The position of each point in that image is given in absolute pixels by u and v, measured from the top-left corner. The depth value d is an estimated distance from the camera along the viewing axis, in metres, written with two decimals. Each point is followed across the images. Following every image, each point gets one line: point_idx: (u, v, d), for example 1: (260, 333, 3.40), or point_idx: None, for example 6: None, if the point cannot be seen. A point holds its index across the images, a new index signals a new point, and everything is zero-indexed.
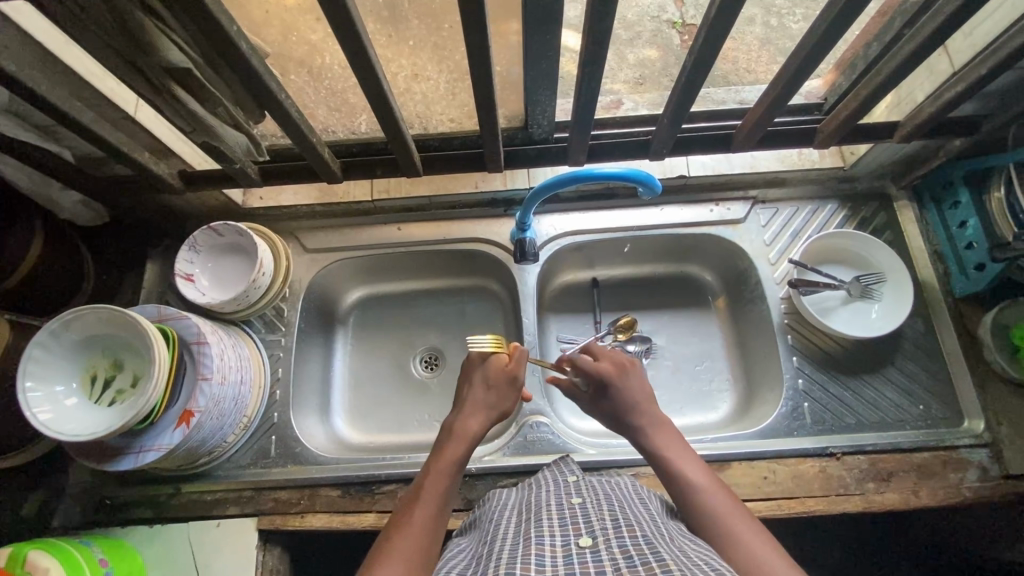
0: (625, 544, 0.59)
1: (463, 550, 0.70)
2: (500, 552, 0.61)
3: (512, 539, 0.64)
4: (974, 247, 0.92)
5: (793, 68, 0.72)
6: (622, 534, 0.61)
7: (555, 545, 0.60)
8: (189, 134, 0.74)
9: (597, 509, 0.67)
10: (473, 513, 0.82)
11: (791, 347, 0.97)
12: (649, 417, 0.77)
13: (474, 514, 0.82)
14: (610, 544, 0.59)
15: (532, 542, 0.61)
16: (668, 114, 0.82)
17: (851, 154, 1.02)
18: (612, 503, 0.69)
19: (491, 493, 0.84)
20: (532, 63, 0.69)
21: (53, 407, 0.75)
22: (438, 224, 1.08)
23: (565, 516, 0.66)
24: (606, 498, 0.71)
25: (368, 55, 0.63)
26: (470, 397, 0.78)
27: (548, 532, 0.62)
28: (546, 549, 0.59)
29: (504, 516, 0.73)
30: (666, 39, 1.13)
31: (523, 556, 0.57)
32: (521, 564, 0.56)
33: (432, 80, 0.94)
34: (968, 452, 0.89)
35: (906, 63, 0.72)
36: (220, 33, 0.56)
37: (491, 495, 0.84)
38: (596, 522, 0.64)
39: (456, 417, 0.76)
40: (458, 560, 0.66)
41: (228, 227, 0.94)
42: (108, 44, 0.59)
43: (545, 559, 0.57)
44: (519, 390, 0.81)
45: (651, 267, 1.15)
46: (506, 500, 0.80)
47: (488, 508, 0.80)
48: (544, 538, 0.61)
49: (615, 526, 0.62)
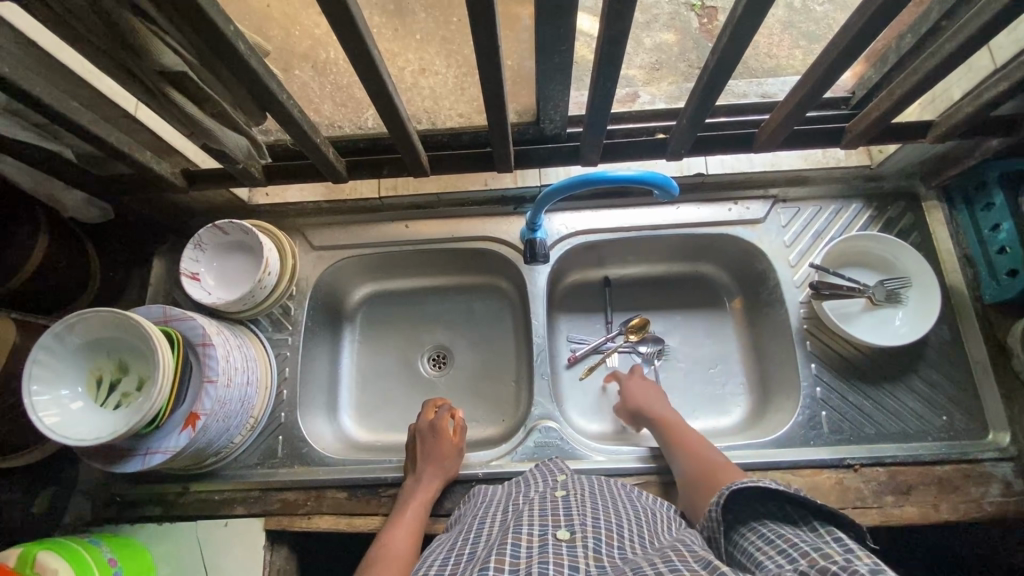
0: (602, 548, 0.58)
1: (442, 545, 0.69)
2: (480, 550, 0.60)
3: (494, 534, 0.64)
4: (1006, 252, 0.88)
5: (825, 66, 0.68)
6: (600, 534, 0.60)
7: (532, 535, 0.60)
8: (190, 135, 0.72)
9: (580, 505, 0.67)
10: (457, 511, 0.83)
11: (810, 354, 0.94)
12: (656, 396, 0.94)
13: (459, 511, 0.83)
14: (587, 542, 0.58)
15: (509, 532, 0.61)
16: (686, 111, 0.78)
17: (879, 153, 0.98)
18: (595, 500, 0.69)
19: (476, 489, 0.85)
20: (544, 56, 0.66)
21: (59, 411, 0.74)
22: (447, 221, 1.06)
23: (546, 507, 0.66)
24: (591, 495, 0.71)
25: (371, 54, 0.60)
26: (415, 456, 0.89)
27: (527, 523, 0.62)
28: (522, 539, 0.59)
29: (488, 510, 0.73)
30: (684, 22, 1.07)
31: (498, 548, 0.57)
32: (495, 556, 0.56)
33: (441, 75, 0.92)
34: (992, 465, 0.86)
35: (947, 61, 0.67)
36: (216, 36, 0.53)
37: (474, 492, 0.85)
38: (576, 517, 0.63)
39: (411, 483, 0.87)
40: (436, 556, 0.64)
41: (233, 226, 0.92)
42: (100, 47, 0.56)
43: (520, 551, 0.57)
44: (462, 453, 0.91)
45: (665, 266, 1.11)
46: (491, 496, 0.80)
47: (474, 504, 0.80)
48: (522, 528, 0.61)
49: (595, 524, 0.62)
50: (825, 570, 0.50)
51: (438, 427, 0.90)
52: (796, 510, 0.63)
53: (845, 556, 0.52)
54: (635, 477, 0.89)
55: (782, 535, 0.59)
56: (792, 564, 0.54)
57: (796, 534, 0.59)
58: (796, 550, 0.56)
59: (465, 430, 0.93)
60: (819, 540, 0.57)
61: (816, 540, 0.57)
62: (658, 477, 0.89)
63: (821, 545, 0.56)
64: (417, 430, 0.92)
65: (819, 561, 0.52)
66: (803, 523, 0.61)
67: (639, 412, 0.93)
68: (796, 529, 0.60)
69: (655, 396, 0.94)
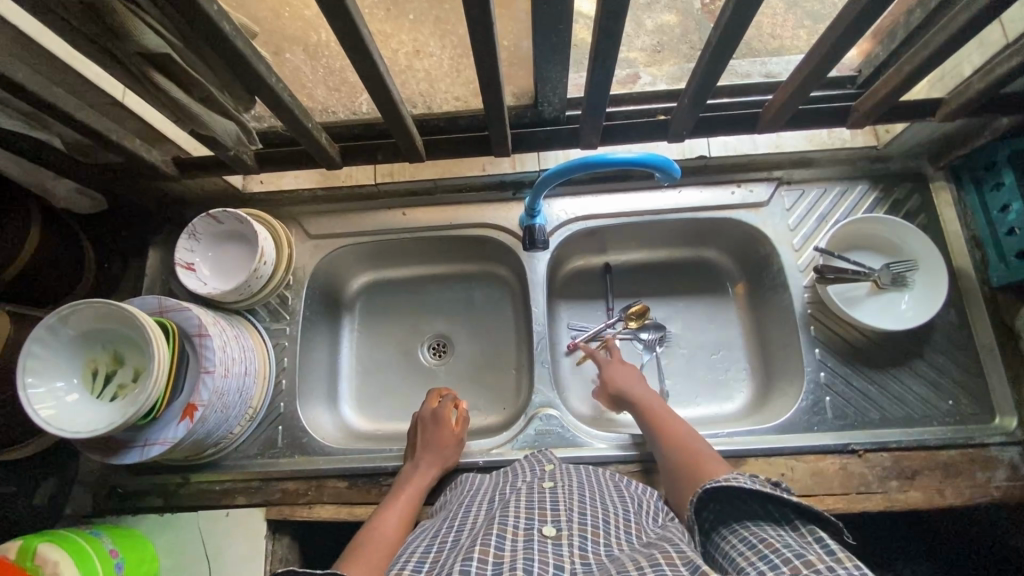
0: (588, 545, 0.58)
1: (426, 532, 0.68)
2: (466, 539, 0.60)
3: (479, 524, 0.63)
4: (1015, 234, 0.86)
5: (831, 42, 0.65)
6: (586, 533, 0.60)
7: (518, 528, 0.59)
8: (177, 121, 0.71)
9: (567, 497, 0.67)
10: (443, 497, 0.84)
11: (814, 339, 0.93)
12: (635, 376, 0.93)
13: (446, 498, 0.83)
14: (573, 540, 0.59)
15: (495, 523, 0.60)
16: (689, 89, 0.76)
17: (886, 133, 0.95)
18: (583, 492, 0.69)
19: (462, 477, 0.85)
20: (540, 35, 0.64)
21: (55, 403, 0.74)
22: (445, 208, 1.04)
23: (534, 498, 0.66)
24: (579, 486, 0.71)
25: (360, 34, 0.58)
26: (413, 445, 0.89)
27: (513, 514, 0.62)
28: (508, 532, 0.58)
29: (474, 500, 0.73)
30: (687, 2, 0.96)
31: (482, 538, 0.57)
32: (479, 547, 0.56)
33: (434, 58, 0.86)
34: (998, 450, 0.85)
35: (959, 34, 0.65)
36: (199, 15, 0.52)
37: (462, 479, 0.85)
38: (564, 511, 0.63)
39: (407, 470, 0.86)
40: (419, 545, 0.63)
41: (228, 214, 0.90)
42: (79, 30, 0.55)
43: (505, 543, 0.56)
44: (461, 446, 0.90)
45: (666, 252, 1.10)
46: (479, 485, 0.79)
47: (461, 491, 0.80)
48: (508, 519, 0.61)
49: (581, 520, 0.62)
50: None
51: (441, 416, 0.90)
52: (778, 509, 0.62)
53: (829, 566, 0.51)
54: (637, 465, 0.88)
55: (765, 539, 0.58)
56: (774, 572, 0.54)
57: (779, 538, 0.58)
58: (778, 556, 0.55)
59: (467, 422, 0.93)
60: (802, 544, 0.57)
61: (799, 546, 0.56)
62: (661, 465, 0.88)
63: (805, 551, 0.55)
64: (420, 417, 0.91)
65: (802, 569, 0.52)
66: (786, 524, 0.61)
67: (620, 398, 0.91)
68: (778, 531, 0.60)
69: (635, 375, 0.93)
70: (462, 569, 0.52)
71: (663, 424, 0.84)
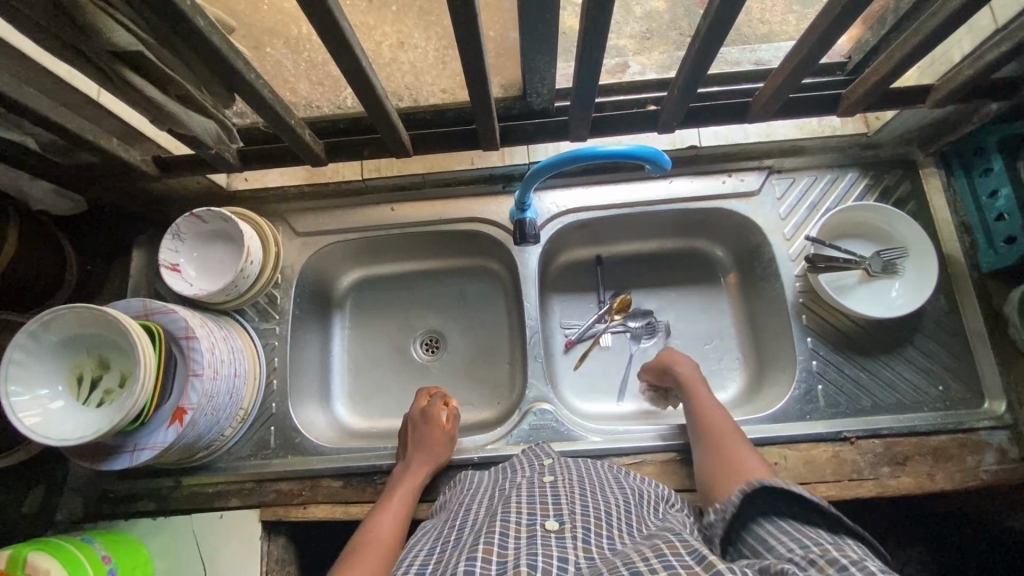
0: (592, 537, 0.58)
1: (428, 534, 0.67)
2: (467, 539, 0.60)
3: (479, 522, 0.63)
4: (1004, 219, 0.87)
5: (820, 32, 0.65)
6: (589, 522, 0.60)
7: (520, 525, 0.59)
8: (154, 121, 0.69)
9: (568, 491, 0.67)
10: (442, 497, 0.83)
11: (805, 328, 0.93)
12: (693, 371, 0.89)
13: (444, 498, 0.82)
14: (577, 532, 0.58)
15: (495, 520, 0.60)
16: (680, 78, 0.74)
17: (875, 120, 0.95)
18: (583, 486, 0.69)
19: (462, 474, 0.84)
20: (528, 27, 0.62)
21: (40, 411, 0.72)
22: (433, 203, 1.03)
23: (535, 494, 0.66)
24: (579, 479, 0.71)
25: (341, 29, 0.56)
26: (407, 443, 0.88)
27: (515, 510, 0.62)
28: (510, 528, 0.58)
29: (474, 498, 0.72)
30: None
31: (484, 537, 0.57)
32: (483, 546, 0.55)
33: (419, 49, 0.89)
34: (988, 434, 0.86)
35: (948, 21, 0.64)
36: (170, 10, 0.50)
37: (459, 477, 0.84)
38: (565, 505, 0.63)
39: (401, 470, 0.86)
40: (422, 548, 0.62)
41: (211, 214, 0.88)
42: (46, 28, 0.52)
43: (509, 542, 0.56)
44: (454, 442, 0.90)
45: (658, 243, 1.09)
46: (479, 482, 0.79)
47: (460, 490, 0.79)
48: (510, 516, 0.61)
49: (584, 513, 0.62)
50: (834, 562, 0.50)
51: (431, 414, 0.89)
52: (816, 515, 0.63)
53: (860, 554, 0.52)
54: (633, 457, 0.89)
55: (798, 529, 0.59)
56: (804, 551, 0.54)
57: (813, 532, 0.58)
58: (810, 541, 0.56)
59: (458, 420, 0.92)
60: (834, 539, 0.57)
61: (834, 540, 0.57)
62: (655, 457, 0.88)
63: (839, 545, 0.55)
64: (410, 417, 0.91)
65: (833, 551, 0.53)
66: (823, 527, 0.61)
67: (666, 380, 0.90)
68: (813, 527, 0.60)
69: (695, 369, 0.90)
70: (466, 570, 0.52)
71: (713, 420, 0.80)
